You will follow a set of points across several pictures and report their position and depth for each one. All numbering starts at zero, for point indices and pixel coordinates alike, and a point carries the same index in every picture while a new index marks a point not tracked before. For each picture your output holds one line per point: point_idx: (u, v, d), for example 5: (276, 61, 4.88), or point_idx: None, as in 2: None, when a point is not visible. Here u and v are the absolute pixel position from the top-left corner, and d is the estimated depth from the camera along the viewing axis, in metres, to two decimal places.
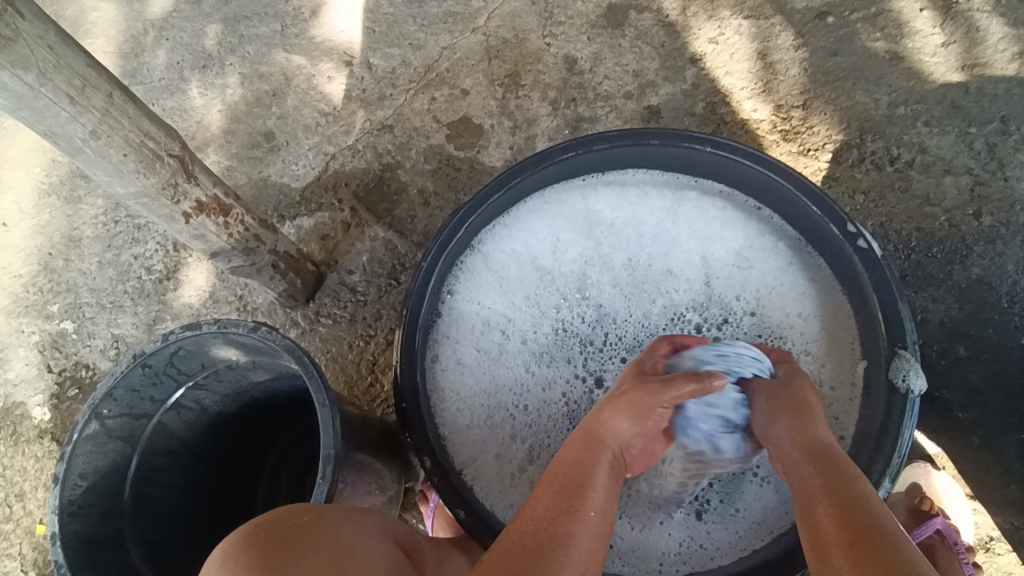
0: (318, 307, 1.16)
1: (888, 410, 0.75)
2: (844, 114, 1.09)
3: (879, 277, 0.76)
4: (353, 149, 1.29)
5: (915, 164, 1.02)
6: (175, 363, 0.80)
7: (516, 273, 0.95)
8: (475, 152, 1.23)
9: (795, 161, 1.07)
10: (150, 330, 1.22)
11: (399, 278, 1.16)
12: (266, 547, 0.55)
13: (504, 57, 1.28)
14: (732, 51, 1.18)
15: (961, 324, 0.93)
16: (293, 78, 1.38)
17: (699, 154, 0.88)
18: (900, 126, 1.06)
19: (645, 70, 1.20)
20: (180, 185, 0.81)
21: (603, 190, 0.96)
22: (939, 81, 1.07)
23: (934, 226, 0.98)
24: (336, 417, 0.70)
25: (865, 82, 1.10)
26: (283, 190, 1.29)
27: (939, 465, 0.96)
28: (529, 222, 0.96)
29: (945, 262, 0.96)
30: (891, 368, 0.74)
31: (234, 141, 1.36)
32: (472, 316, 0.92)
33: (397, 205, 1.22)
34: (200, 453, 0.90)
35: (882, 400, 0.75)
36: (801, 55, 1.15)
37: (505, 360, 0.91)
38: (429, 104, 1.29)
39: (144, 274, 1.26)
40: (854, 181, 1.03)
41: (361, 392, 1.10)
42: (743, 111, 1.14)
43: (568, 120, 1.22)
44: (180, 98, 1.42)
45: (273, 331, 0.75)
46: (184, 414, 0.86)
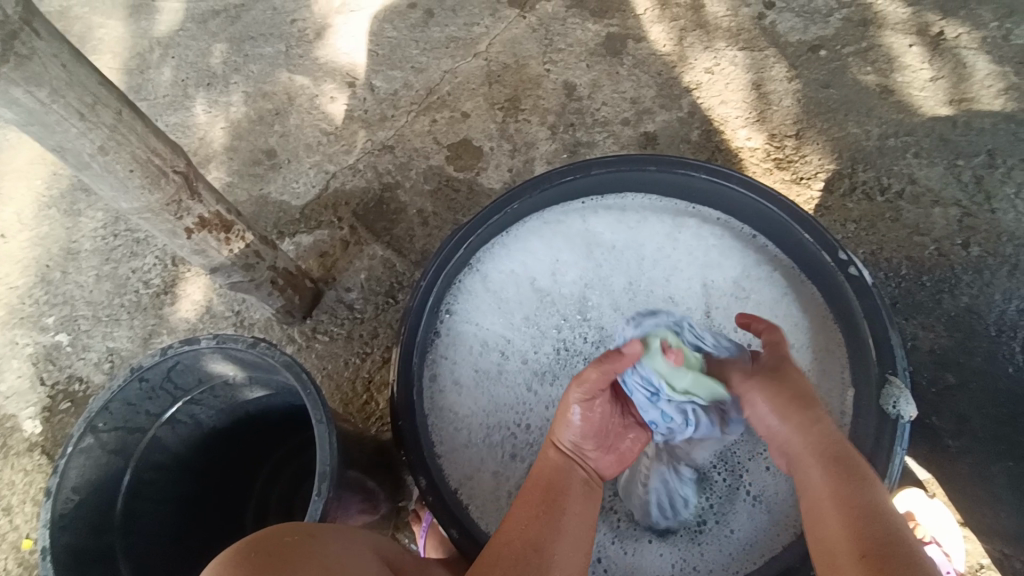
0: (315, 324, 1.16)
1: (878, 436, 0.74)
2: (836, 144, 1.12)
3: (869, 306, 0.77)
4: (353, 168, 1.31)
5: (905, 194, 1.04)
6: (172, 377, 0.80)
7: (515, 294, 0.96)
8: (474, 174, 1.25)
9: (788, 189, 1.10)
10: (145, 343, 1.22)
11: (396, 296, 1.17)
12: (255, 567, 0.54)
13: (504, 81, 1.31)
14: (727, 81, 1.21)
15: (951, 351, 0.94)
16: (296, 98, 1.40)
17: (696, 181, 0.90)
18: (890, 157, 1.08)
19: (642, 97, 1.23)
20: (184, 201, 0.83)
21: (602, 214, 0.98)
22: (928, 114, 1.10)
23: (923, 255, 0.99)
24: (332, 434, 0.70)
25: (856, 114, 1.13)
26: (283, 207, 1.31)
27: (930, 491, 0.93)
28: (530, 243, 0.97)
29: (934, 291, 0.97)
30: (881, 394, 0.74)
31: (236, 158, 1.38)
32: (470, 335, 0.93)
33: (395, 224, 1.23)
34: (192, 468, 0.89)
35: (872, 426, 0.74)
36: (794, 86, 1.18)
37: (504, 379, 0.92)
38: (430, 126, 1.31)
39: (141, 288, 1.26)
40: (846, 211, 1.05)
41: (357, 410, 1.09)
42: (738, 140, 1.16)
43: (566, 143, 1.24)
44: (183, 114, 1.44)
45: (272, 347, 0.75)
46: (178, 429, 0.86)
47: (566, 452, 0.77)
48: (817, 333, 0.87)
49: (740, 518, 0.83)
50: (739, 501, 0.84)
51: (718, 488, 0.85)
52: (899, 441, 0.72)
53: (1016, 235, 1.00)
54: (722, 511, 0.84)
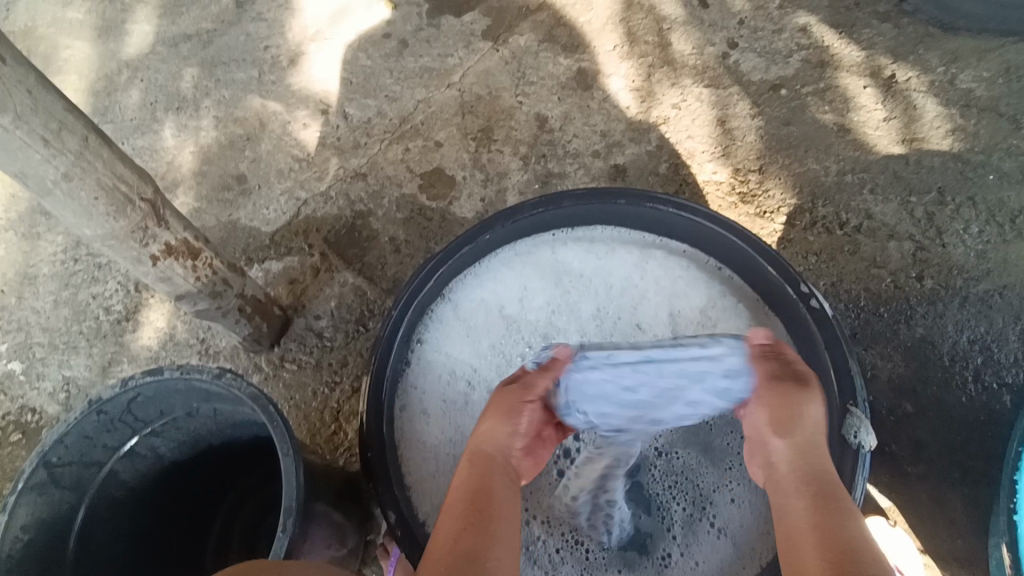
0: (282, 353, 1.14)
1: (841, 464, 0.76)
2: (797, 179, 1.16)
3: (830, 338, 0.80)
4: (325, 195, 1.31)
5: (862, 228, 1.09)
6: (132, 409, 0.78)
7: (485, 323, 0.96)
8: (447, 203, 1.26)
9: (752, 222, 1.13)
10: (103, 372, 1.19)
11: (367, 324, 1.16)
12: None
13: (478, 112, 1.33)
14: (693, 117, 1.25)
15: (909, 381, 0.98)
16: (268, 123, 1.40)
17: (663, 215, 0.94)
18: (848, 193, 1.13)
19: (612, 130, 1.27)
20: (150, 229, 0.81)
21: (572, 245, 1.00)
22: (882, 152, 1.16)
23: (880, 287, 1.03)
24: (298, 468, 0.69)
25: (815, 151, 1.18)
26: (252, 233, 1.29)
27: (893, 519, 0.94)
28: (500, 272, 0.98)
29: (891, 321, 1.01)
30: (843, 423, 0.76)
31: (205, 183, 1.37)
32: (440, 363, 0.93)
33: (367, 251, 1.23)
34: (152, 503, 0.86)
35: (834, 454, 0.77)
36: (757, 123, 1.23)
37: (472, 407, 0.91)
38: (403, 154, 1.32)
39: (102, 314, 1.23)
40: (807, 244, 1.09)
41: (323, 440, 1.07)
42: (703, 173, 1.20)
43: (538, 174, 1.26)
44: (151, 138, 1.43)
45: (238, 378, 0.74)
46: (137, 462, 0.83)
47: (482, 447, 0.73)
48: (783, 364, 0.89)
49: (705, 549, 0.83)
50: (705, 531, 0.84)
51: (683, 517, 0.85)
52: (861, 469, 0.74)
53: (966, 268, 1.04)
54: (687, 542, 0.84)
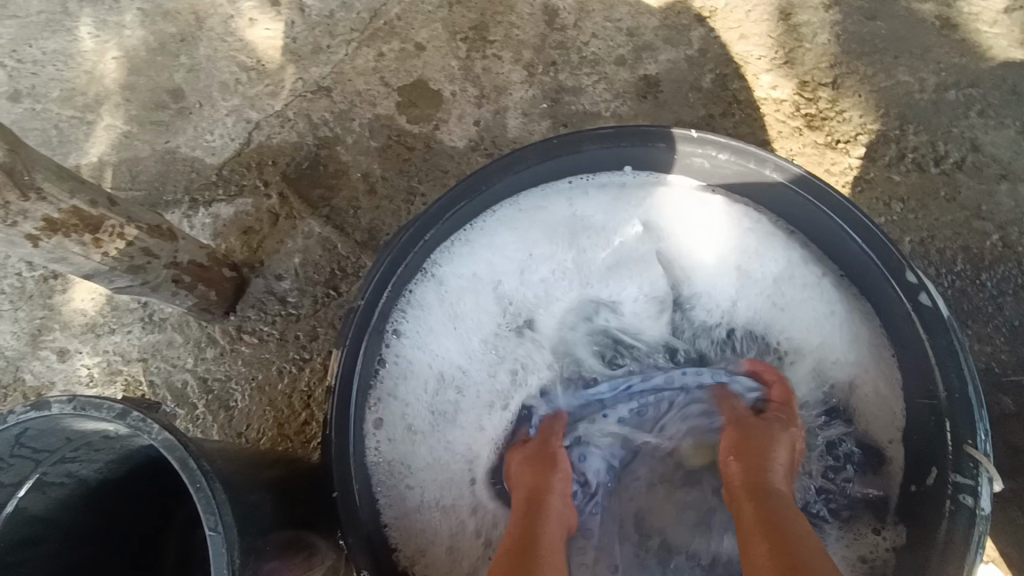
0: (240, 322, 0.96)
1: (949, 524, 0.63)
2: (882, 97, 0.90)
3: (942, 343, 0.65)
4: (281, 117, 1.04)
5: (965, 164, 0.86)
6: (25, 443, 0.60)
7: (477, 304, 0.78)
8: (432, 127, 1.00)
9: (821, 155, 0.89)
10: (33, 341, 1.00)
11: (339, 286, 0.96)
12: None
13: (469, 3, 1.03)
14: (748, 8, 0.96)
15: (1011, 369, 0.80)
16: (205, 19, 1.10)
17: (717, 163, 0.73)
18: (949, 116, 0.88)
19: (642, 27, 0.98)
20: (14, 203, 0.59)
21: (593, 195, 0.79)
22: (998, 58, 0.89)
23: (983, 246, 0.83)
24: (230, 546, 0.53)
25: (908, 56, 0.91)
26: (194, 167, 1.04)
27: None
28: (495, 237, 0.78)
29: (995, 293, 0.82)
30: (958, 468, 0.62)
31: (133, 99, 1.09)
32: (422, 360, 0.76)
33: (335, 192, 1.00)
34: (84, 530, 0.71)
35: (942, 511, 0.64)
36: (834, 16, 0.94)
37: (461, 411, 0.76)
38: (376, 62, 1.04)
39: (24, 270, 1.02)
40: (891, 185, 0.86)
41: (293, 432, 0.92)
42: (760, 88, 0.93)
43: (547, 89, 0.99)
44: (66, 39, 1.12)
45: (147, 416, 0.55)
46: (51, 492, 0.67)
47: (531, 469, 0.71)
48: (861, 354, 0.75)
49: None
50: None
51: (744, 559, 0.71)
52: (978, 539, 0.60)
53: None
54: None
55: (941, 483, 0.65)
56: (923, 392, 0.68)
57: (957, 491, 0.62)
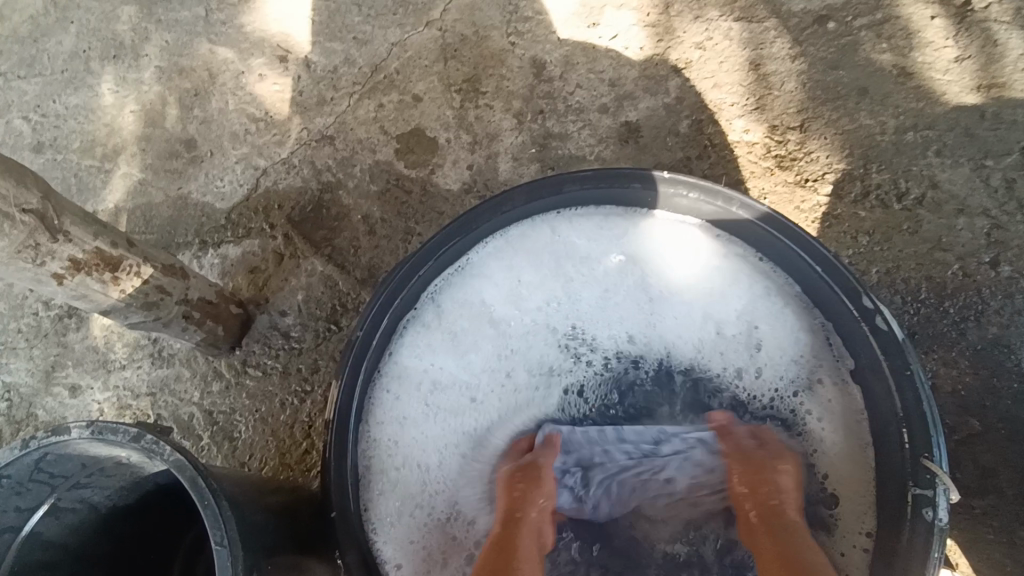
0: (245, 356, 1.00)
1: (910, 535, 0.68)
2: (846, 138, 0.97)
3: (899, 366, 0.70)
4: (287, 164, 1.11)
5: (925, 200, 0.92)
6: (43, 468, 0.64)
7: (475, 326, 0.82)
8: (429, 171, 1.07)
9: (790, 193, 0.95)
10: (47, 378, 1.04)
11: (339, 321, 1.01)
12: None
13: (463, 58, 1.11)
14: (721, 59, 1.04)
15: (976, 392, 0.84)
16: (218, 75, 1.18)
17: (682, 201, 0.79)
18: (908, 156, 0.94)
19: (622, 79, 1.06)
20: (44, 245, 0.65)
21: (576, 230, 0.84)
22: (952, 102, 0.95)
23: (945, 275, 0.88)
24: (235, 559, 0.56)
25: (869, 101, 0.98)
26: (205, 211, 1.11)
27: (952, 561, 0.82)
28: (489, 264, 0.83)
29: (957, 319, 0.87)
30: (918, 480, 0.68)
31: (149, 149, 1.16)
32: (425, 378, 0.80)
33: (337, 233, 1.06)
34: (91, 555, 0.74)
35: (902, 522, 0.69)
36: (799, 66, 1.01)
37: (455, 430, 0.79)
38: (376, 112, 1.11)
39: (41, 310, 1.07)
40: (857, 221, 0.92)
41: (295, 461, 0.95)
42: (732, 132, 1.00)
43: (535, 136, 1.06)
44: (87, 95, 1.20)
45: (160, 440, 0.59)
46: (64, 517, 0.70)
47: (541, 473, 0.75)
48: (831, 390, 0.78)
49: None
50: None
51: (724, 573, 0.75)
52: (935, 547, 0.65)
53: None
54: None
55: (904, 500, 0.69)
56: (882, 412, 0.73)
57: (918, 503, 0.67)
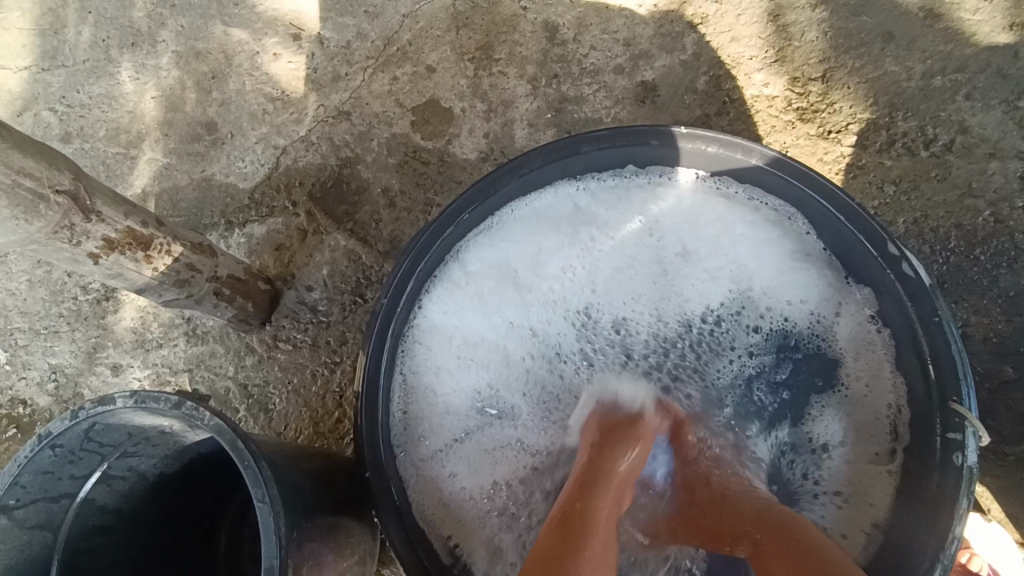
0: (275, 331, 1.03)
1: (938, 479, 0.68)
2: (871, 86, 0.94)
3: (926, 313, 0.70)
4: (306, 141, 1.12)
5: (955, 145, 0.89)
6: (92, 438, 0.67)
7: (496, 287, 0.83)
8: (445, 142, 1.08)
9: (813, 146, 0.93)
10: (90, 358, 1.09)
11: (364, 294, 1.03)
12: None
13: (474, 25, 1.10)
14: (739, 12, 1.01)
15: (1009, 340, 0.82)
16: (234, 56, 1.19)
17: (704, 155, 0.78)
18: (938, 100, 0.91)
19: (637, 37, 1.04)
20: (78, 224, 0.67)
21: (599, 191, 0.84)
22: (983, 43, 0.92)
23: (977, 223, 0.86)
24: (277, 516, 0.58)
25: (895, 46, 0.95)
26: (229, 192, 1.13)
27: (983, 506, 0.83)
28: (514, 226, 0.83)
29: (989, 266, 0.84)
30: (945, 424, 0.68)
31: (172, 134, 1.19)
32: (448, 341, 0.82)
33: (358, 207, 1.07)
34: (141, 521, 0.78)
35: (931, 467, 0.69)
36: (821, 14, 0.98)
37: (478, 384, 0.81)
38: (391, 85, 1.12)
39: (80, 294, 1.11)
40: (884, 170, 0.90)
41: (329, 430, 0.98)
42: (753, 86, 0.98)
43: (550, 100, 1.05)
44: (108, 83, 1.23)
45: (200, 407, 0.62)
46: (115, 485, 0.74)
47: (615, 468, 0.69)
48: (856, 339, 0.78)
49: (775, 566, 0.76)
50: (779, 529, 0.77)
51: None
52: (966, 489, 0.66)
53: None
54: None
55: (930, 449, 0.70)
56: (910, 360, 0.73)
57: (948, 448, 0.68)
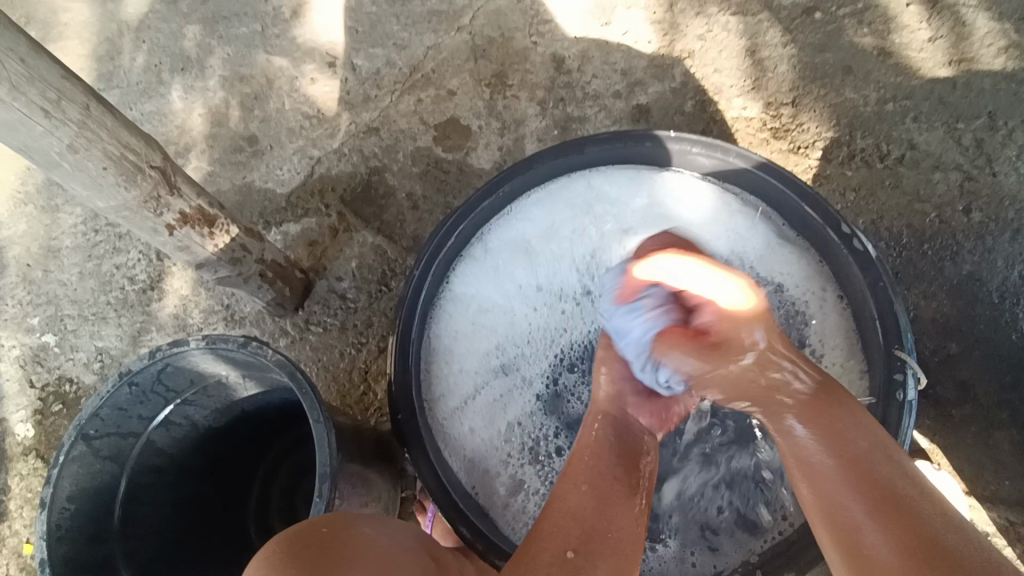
0: (307, 316, 1.14)
1: (885, 415, 0.79)
2: (834, 110, 1.09)
3: (873, 280, 0.81)
4: (338, 152, 1.26)
5: (905, 160, 1.04)
6: (162, 380, 0.78)
7: (514, 265, 0.96)
8: (464, 154, 1.22)
9: (785, 159, 1.08)
10: (134, 341, 1.20)
11: (389, 283, 1.15)
12: (310, 558, 0.53)
13: (491, 56, 1.26)
14: (720, 48, 1.17)
15: (953, 320, 0.98)
16: (275, 80, 1.34)
17: (690, 156, 0.92)
18: (890, 123, 1.07)
19: (633, 68, 1.20)
20: (163, 197, 0.79)
21: (608, 184, 0.97)
22: (927, 76, 1.08)
23: (924, 223, 1.01)
24: (329, 434, 0.69)
25: (853, 78, 1.11)
26: (268, 196, 1.26)
27: (934, 461, 0.96)
28: (533, 213, 0.96)
29: (936, 259, 1.00)
30: (888, 368, 0.79)
31: (216, 145, 1.32)
32: (471, 309, 0.94)
33: (385, 208, 1.20)
34: (190, 468, 0.88)
35: (880, 406, 0.80)
36: (790, 51, 1.15)
37: (498, 350, 0.93)
38: (416, 105, 1.27)
39: (127, 284, 1.23)
40: (845, 179, 1.05)
41: (354, 402, 1.09)
42: (733, 109, 1.13)
43: (557, 120, 1.20)
44: (159, 102, 1.37)
45: (264, 346, 0.73)
46: (173, 430, 0.84)
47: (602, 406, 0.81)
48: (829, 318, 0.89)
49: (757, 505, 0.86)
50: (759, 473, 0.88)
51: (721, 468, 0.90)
52: (906, 419, 0.77)
53: (1017, 198, 1.02)
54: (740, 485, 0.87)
55: (877, 414, 0.80)
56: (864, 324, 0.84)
57: (893, 389, 0.79)
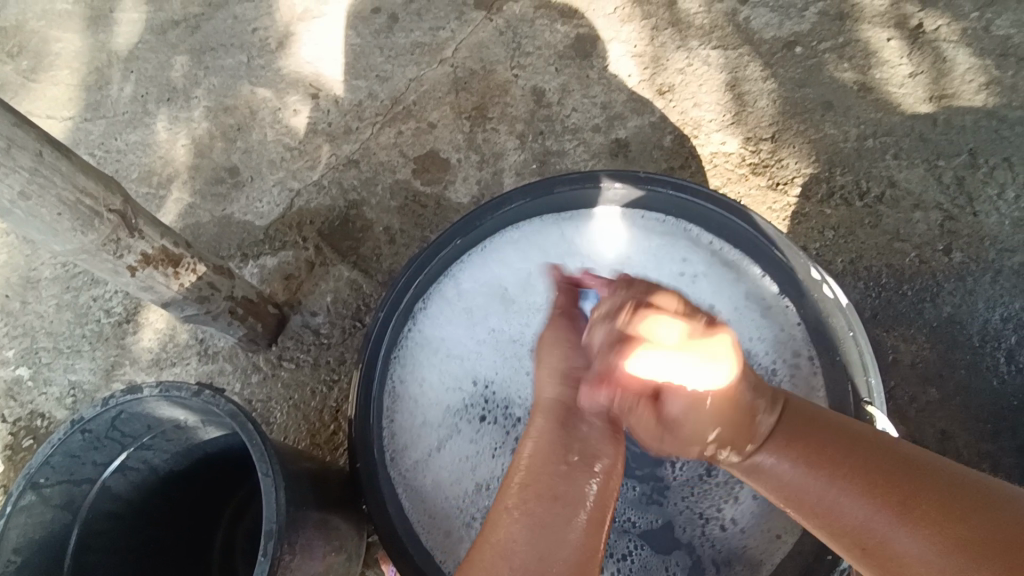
0: (280, 351, 1.14)
1: None
2: (814, 146, 1.09)
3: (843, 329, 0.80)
4: (318, 185, 1.26)
5: (884, 198, 1.04)
6: (117, 426, 0.76)
7: (482, 305, 0.95)
8: (441, 188, 1.21)
9: (764, 195, 1.07)
10: (107, 375, 1.18)
11: (363, 319, 1.15)
12: None
13: (471, 89, 1.26)
14: (700, 83, 1.17)
15: (930, 365, 0.96)
16: (258, 111, 1.34)
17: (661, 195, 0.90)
18: (869, 160, 1.06)
19: (613, 102, 1.19)
20: (123, 239, 0.78)
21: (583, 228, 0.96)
22: (908, 112, 1.08)
23: (904, 262, 1.00)
24: (278, 487, 0.67)
25: (834, 114, 1.10)
26: (246, 228, 1.25)
27: None
28: (507, 256, 0.96)
29: (915, 301, 0.99)
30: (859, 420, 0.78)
31: (198, 176, 1.31)
32: (437, 347, 0.93)
33: (361, 242, 1.20)
34: (149, 513, 0.86)
35: None
36: (770, 86, 1.14)
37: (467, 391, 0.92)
38: (396, 138, 1.26)
39: (103, 317, 1.21)
40: (823, 218, 1.04)
41: (324, 441, 1.09)
42: (712, 144, 1.12)
43: (536, 153, 1.20)
44: (144, 132, 1.37)
45: (217, 395, 0.72)
46: (130, 475, 0.82)
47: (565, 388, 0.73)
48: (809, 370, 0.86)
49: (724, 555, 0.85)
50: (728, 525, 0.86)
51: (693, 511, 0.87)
52: None
53: (998, 238, 1.01)
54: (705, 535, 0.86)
55: None
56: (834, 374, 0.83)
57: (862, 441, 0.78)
